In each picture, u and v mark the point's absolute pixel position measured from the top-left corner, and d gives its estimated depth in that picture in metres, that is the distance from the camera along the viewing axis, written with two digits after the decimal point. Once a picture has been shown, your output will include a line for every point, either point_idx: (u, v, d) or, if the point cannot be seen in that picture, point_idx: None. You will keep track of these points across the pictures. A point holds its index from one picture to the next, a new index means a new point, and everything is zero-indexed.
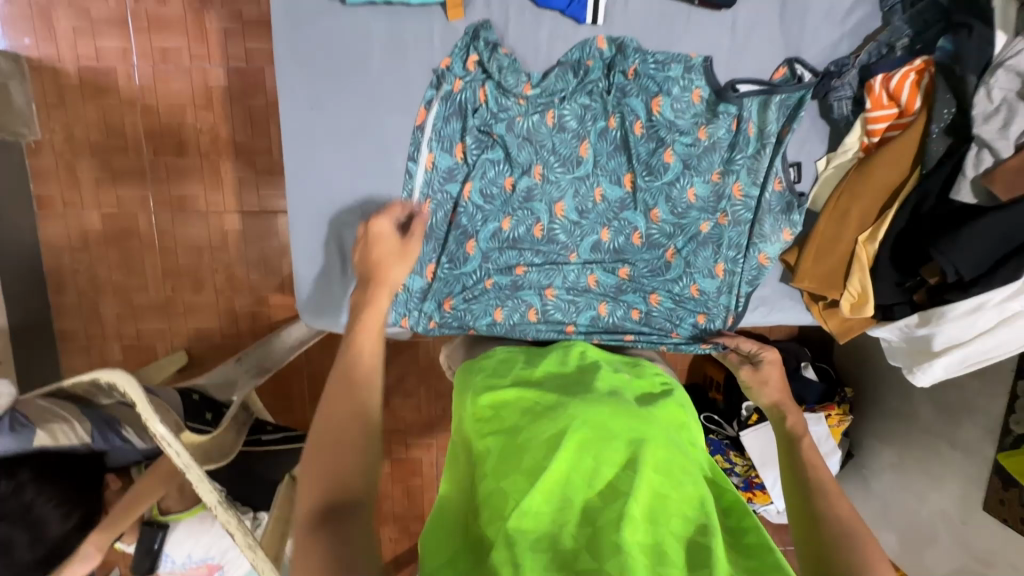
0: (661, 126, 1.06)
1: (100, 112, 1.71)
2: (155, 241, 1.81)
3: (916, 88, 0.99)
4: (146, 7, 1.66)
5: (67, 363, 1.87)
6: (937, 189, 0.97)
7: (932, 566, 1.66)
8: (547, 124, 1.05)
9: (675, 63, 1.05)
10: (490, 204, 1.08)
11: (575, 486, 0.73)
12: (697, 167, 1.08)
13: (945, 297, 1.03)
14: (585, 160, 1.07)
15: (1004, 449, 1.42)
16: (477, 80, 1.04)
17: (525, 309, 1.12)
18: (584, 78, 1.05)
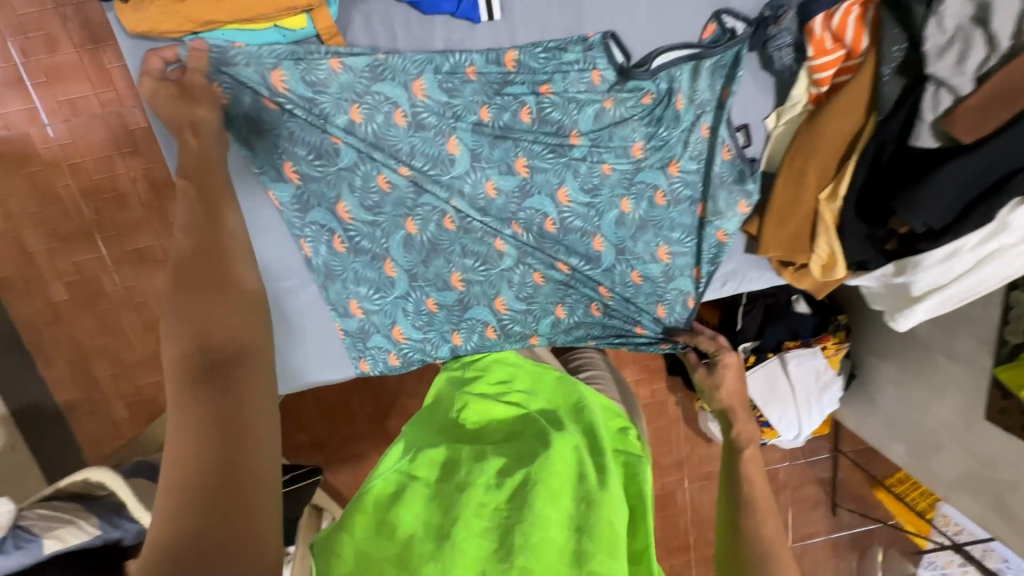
0: (549, 109, 0.96)
1: (29, 183, 1.40)
2: (128, 298, 1.51)
3: (862, 23, 0.88)
4: (38, 58, 1.33)
5: (82, 433, 1.56)
6: (896, 135, 0.88)
7: (940, 472, 1.68)
8: (422, 134, 0.94)
9: (570, 47, 0.94)
10: (381, 215, 0.98)
11: (546, 494, 0.67)
12: (614, 147, 1.00)
13: (918, 247, 0.96)
14: (465, 159, 0.96)
15: (1001, 361, 1.40)
16: (342, 98, 0.89)
17: (482, 328, 1.08)
18: (466, 82, 0.94)
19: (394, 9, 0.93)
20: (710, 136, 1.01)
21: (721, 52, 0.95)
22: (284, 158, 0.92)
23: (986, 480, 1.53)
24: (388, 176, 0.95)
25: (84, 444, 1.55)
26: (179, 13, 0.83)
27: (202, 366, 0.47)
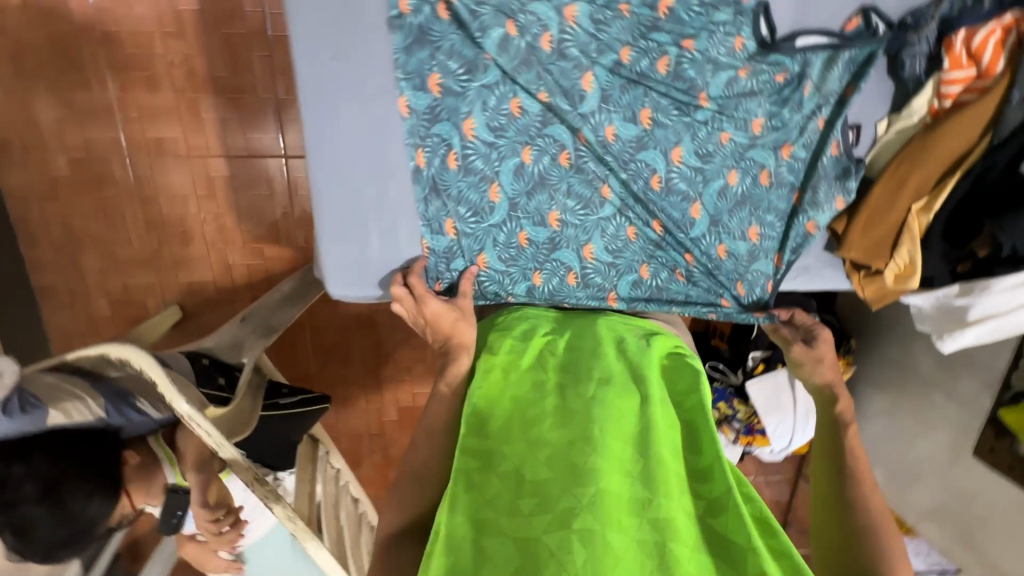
0: (689, 67, 0.96)
1: (50, 41, 1.69)
2: (134, 189, 1.87)
3: (1001, 46, 0.91)
4: None
5: (50, 318, 1.99)
6: (1006, 160, 0.93)
7: (914, 501, 1.79)
8: (563, 65, 0.93)
9: (723, 7, 0.93)
10: (502, 139, 0.97)
11: (563, 466, 0.77)
12: (737, 119, 1.01)
13: (993, 271, 1.02)
14: (597, 103, 0.96)
15: (1003, 404, 1.50)
16: (499, 11, 0.89)
17: (564, 272, 1.07)
18: (617, 22, 0.92)
19: None
20: (824, 129, 1.04)
21: (861, 46, 0.96)
22: (434, 70, 0.92)
23: (961, 512, 1.64)
24: (522, 102, 0.96)
25: (54, 328, 1.99)
26: None
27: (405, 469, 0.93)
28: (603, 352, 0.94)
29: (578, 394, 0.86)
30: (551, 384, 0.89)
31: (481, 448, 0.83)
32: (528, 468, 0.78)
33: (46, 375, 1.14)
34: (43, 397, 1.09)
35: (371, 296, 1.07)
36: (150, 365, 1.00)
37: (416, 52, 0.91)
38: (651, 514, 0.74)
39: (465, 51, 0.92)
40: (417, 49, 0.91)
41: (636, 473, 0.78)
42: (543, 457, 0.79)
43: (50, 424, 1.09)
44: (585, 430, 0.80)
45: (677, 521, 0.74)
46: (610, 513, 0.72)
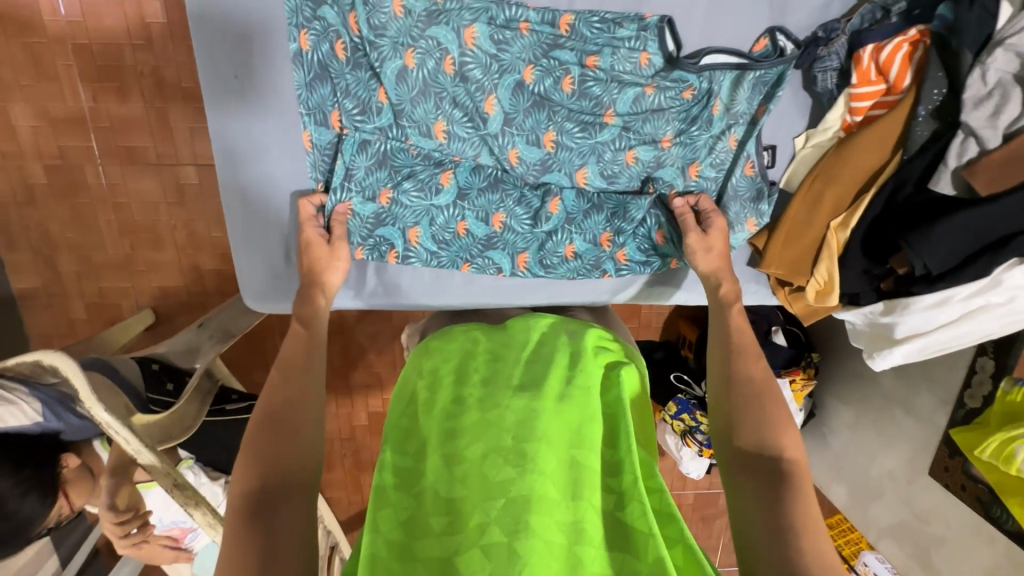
0: (590, 92, 0.96)
1: (28, 51, 1.73)
2: (106, 195, 1.91)
3: (908, 61, 0.89)
4: None
5: (29, 321, 2.02)
6: (916, 177, 0.91)
7: (875, 518, 1.74)
8: (466, 88, 0.94)
9: (626, 23, 0.93)
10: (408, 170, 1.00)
11: (474, 484, 0.79)
12: (646, 139, 1.01)
13: (911, 288, 0.99)
14: (504, 126, 0.97)
15: (956, 422, 1.44)
16: (398, 43, 0.90)
17: (495, 272, 1.09)
18: (518, 44, 0.93)
19: None
20: (734, 147, 1.03)
21: (767, 68, 0.96)
22: (334, 108, 0.94)
23: (918, 532, 1.59)
24: (415, 145, 0.98)
25: (33, 330, 2.02)
26: None
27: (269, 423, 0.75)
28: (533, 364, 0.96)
29: (511, 396, 0.89)
30: (474, 398, 0.91)
31: (404, 469, 0.86)
32: (444, 485, 0.81)
33: None
34: None
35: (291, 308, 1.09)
36: (75, 376, 1.03)
37: (315, 83, 0.92)
38: (567, 514, 0.77)
39: (362, 78, 0.92)
40: (314, 81, 0.92)
41: (562, 474, 0.81)
42: (460, 475, 0.81)
43: None
44: (515, 440, 0.82)
45: (593, 520, 0.77)
46: (531, 512, 0.74)
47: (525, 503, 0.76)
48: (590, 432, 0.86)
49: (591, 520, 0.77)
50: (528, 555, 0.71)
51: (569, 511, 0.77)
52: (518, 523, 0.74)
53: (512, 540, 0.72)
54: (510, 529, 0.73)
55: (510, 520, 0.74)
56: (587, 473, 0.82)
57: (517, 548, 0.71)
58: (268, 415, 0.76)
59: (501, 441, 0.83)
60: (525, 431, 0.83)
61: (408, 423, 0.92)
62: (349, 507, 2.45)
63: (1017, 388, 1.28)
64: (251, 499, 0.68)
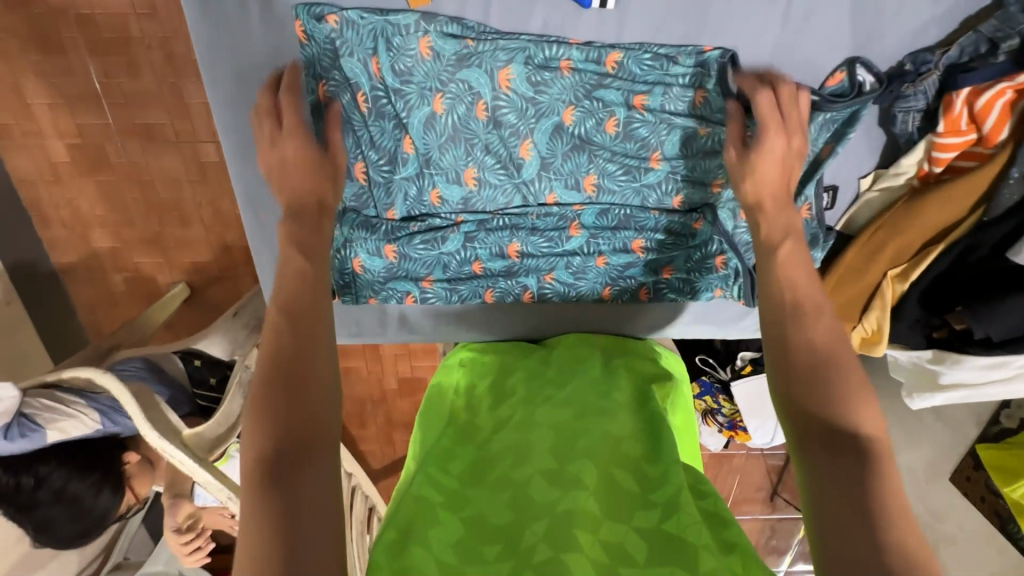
0: (632, 134, 0.88)
1: (29, 22, 1.51)
2: (129, 173, 1.74)
3: (1009, 112, 0.77)
4: None
5: (75, 293, 1.95)
6: (993, 241, 0.83)
7: None
8: (499, 133, 0.87)
9: (681, 58, 0.84)
10: (437, 217, 0.95)
11: (520, 504, 0.78)
12: (694, 182, 0.92)
13: (968, 345, 0.94)
14: (540, 169, 0.90)
15: (986, 438, 1.43)
16: (426, 88, 0.83)
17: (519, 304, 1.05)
18: (557, 82, 0.84)
19: None
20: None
21: (841, 109, 0.84)
22: (358, 159, 0.88)
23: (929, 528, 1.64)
24: (442, 192, 0.92)
25: (79, 301, 1.95)
26: None
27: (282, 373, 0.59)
28: (570, 384, 0.97)
29: (544, 416, 0.90)
30: (507, 421, 0.92)
31: (450, 489, 0.82)
32: (492, 510, 0.78)
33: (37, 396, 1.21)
34: (39, 420, 1.17)
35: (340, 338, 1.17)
36: (127, 406, 1.10)
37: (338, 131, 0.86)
38: (610, 534, 0.73)
39: (388, 127, 0.86)
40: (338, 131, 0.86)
41: (603, 489, 0.79)
42: (504, 497, 0.80)
43: (49, 442, 1.19)
44: (554, 456, 0.83)
45: (635, 539, 0.73)
46: (576, 526, 0.72)
47: (570, 521, 0.73)
48: (627, 451, 0.86)
49: (636, 536, 0.73)
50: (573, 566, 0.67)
51: (612, 531, 0.74)
52: (566, 538, 0.71)
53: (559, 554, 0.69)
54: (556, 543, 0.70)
55: (555, 537, 0.71)
56: (626, 493, 0.80)
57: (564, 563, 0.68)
58: (277, 377, 0.59)
59: (543, 464, 0.82)
60: (562, 453, 0.83)
61: (443, 444, 0.91)
62: (383, 460, 2.60)
63: None
64: (266, 463, 0.54)
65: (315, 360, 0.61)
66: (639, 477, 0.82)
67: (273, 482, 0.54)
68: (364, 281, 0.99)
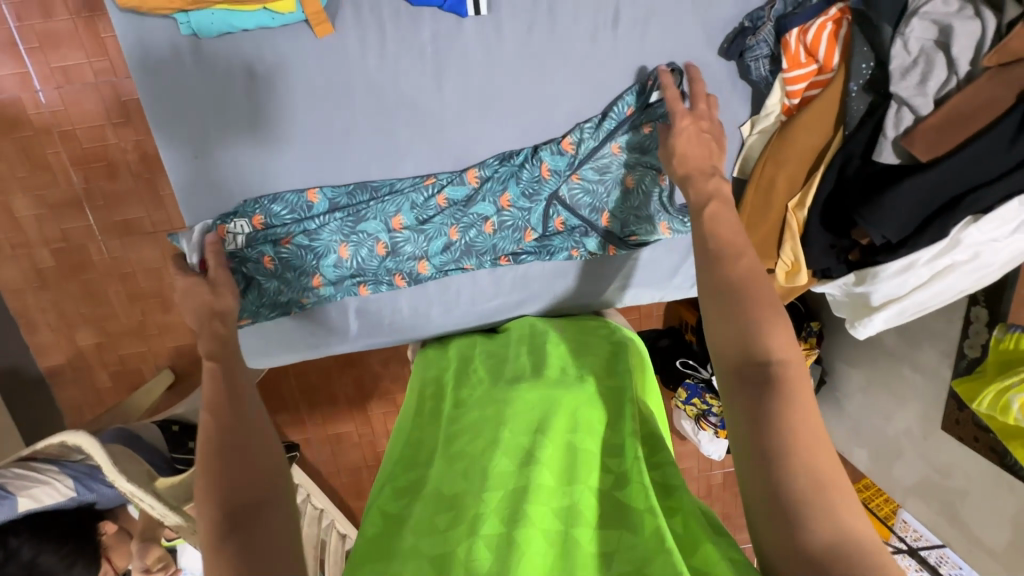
0: (544, 192, 1.02)
1: (19, 147, 1.53)
2: (112, 268, 1.68)
3: (834, 39, 0.90)
4: (32, 23, 1.43)
5: (61, 397, 1.80)
6: (860, 150, 0.92)
7: (900, 478, 1.69)
8: (362, 221, 0.99)
9: (610, 117, 0.99)
10: (360, 230, 1.00)
11: (473, 479, 0.70)
12: (525, 177, 1.01)
13: (877, 258, 1.00)
14: (470, 238, 1.04)
15: (959, 373, 1.43)
16: (418, 179, 1.01)
17: (414, 265, 1.04)
18: (536, 153, 1.01)
19: None
20: (621, 152, 1.01)
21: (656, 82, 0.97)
22: (310, 190, 1.00)
23: (941, 487, 1.56)
24: (402, 219, 1.01)
25: (67, 408, 1.80)
26: None
27: (224, 442, 0.65)
28: (524, 362, 0.92)
29: (505, 392, 0.82)
30: (462, 399, 0.86)
31: (409, 480, 0.76)
32: (446, 482, 0.71)
33: (13, 467, 1.23)
34: (11, 488, 1.18)
35: (295, 357, 1.12)
36: (96, 452, 1.11)
37: (288, 150, 0.98)
38: (585, 503, 0.69)
39: (341, 190, 1.00)
40: (287, 147, 0.98)
41: (557, 462, 0.73)
42: (463, 471, 0.72)
43: (21, 511, 1.18)
44: (518, 432, 0.76)
45: (590, 502, 0.70)
46: (528, 501, 0.66)
47: (523, 496, 0.67)
48: (589, 418, 0.79)
49: (590, 499, 0.70)
50: (524, 542, 0.62)
51: (563, 497, 0.69)
52: (516, 513, 0.65)
53: (511, 530, 0.64)
54: (506, 519, 0.65)
55: (507, 514, 0.66)
56: (585, 454, 0.74)
57: (515, 538, 0.63)
58: (221, 443, 0.64)
59: (496, 434, 0.76)
60: (517, 427, 0.76)
61: (405, 441, 0.83)
62: None
63: (1010, 335, 1.25)
64: (219, 523, 0.59)
65: (256, 422, 0.68)
66: (599, 441, 0.77)
67: (235, 525, 0.59)
68: (281, 291, 1.01)
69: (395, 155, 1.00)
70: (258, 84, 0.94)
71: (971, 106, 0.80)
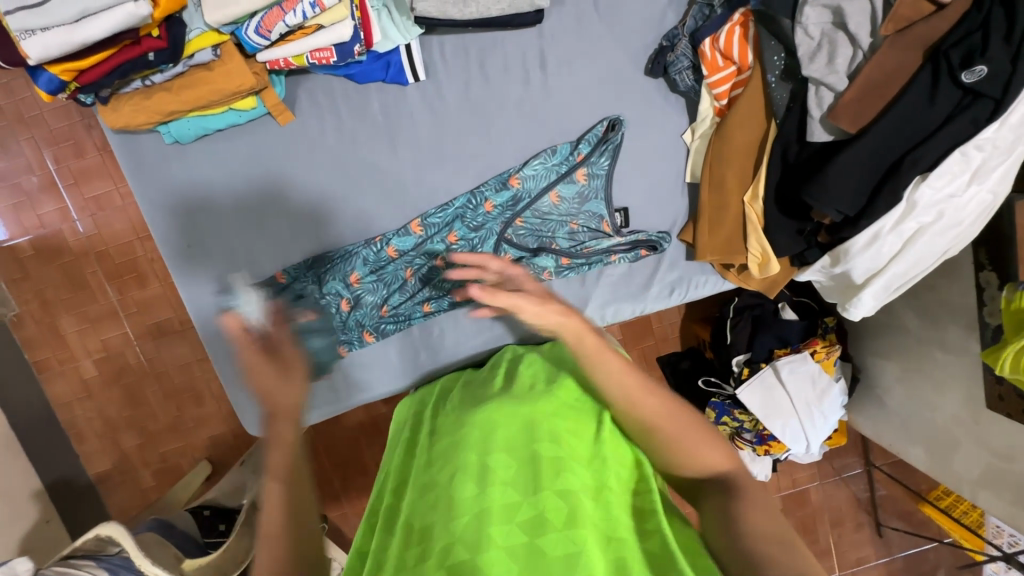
0: (486, 229, 1.07)
1: (62, 272, 1.60)
2: (148, 371, 1.67)
3: (745, 40, 0.96)
4: (69, 164, 1.56)
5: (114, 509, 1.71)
6: (795, 134, 0.94)
7: (962, 472, 1.42)
8: (324, 283, 1.07)
9: (543, 155, 1.07)
10: (327, 290, 1.06)
11: (440, 508, 0.67)
12: (466, 227, 1.08)
13: (843, 235, 0.96)
14: (428, 286, 1.10)
15: (987, 344, 1.28)
16: (366, 239, 1.08)
17: (377, 311, 1.09)
18: (476, 189, 1.08)
19: (333, 82, 1.05)
20: (560, 201, 1.08)
21: (591, 134, 1.08)
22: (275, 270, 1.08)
23: (1009, 475, 1.30)
24: (358, 275, 1.07)
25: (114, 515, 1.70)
26: (148, 108, 0.91)
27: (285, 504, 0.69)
28: (496, 386, 0.92)
29: (473, 413, 0.81)
30: (434, 430, 0.87)
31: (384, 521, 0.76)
32: (418, 513, 0.70)
33: (54, 567, 1.24)
34: None
35: (305, 421, 1.14)
36: (125, 536, 1.13)
37: (267, 223, 1.07)
38: (554, 512, 0.64)
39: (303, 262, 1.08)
40: (265, 222, 1.07)
41: (520, 477, 0.69)
42: (433, 498, 0.70)
43: None
44: (485, 451, 0.73)
45: (560, 506, 0.65)
46: (489, 522, 0.63)
47: (490, 514, 0.64)
48: (553, 428, 0.76)
49: (558, 502, 0.65)
50: (489, 564, 0.59)
51: (531, 507, 0.65)
52: (481, 534, 0.62)
53: (476, 554, 0.60)
54: (472, 543, 0.61)
55: (473, 536, 0.62)
56: (551, 465, 0.70)
57: (480, 563, 0.59)
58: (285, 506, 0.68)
59: (466, 459, 0.72)
60: (482, 448, 0.73)
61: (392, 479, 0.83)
62: None
63: (1020, 293, 1.14)
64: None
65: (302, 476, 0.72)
66: (569, 451, 0.73)
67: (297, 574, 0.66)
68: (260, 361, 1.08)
69: (365, 216, 1.08)
70: (237, 172, 1.05)
71: (882, 72, 0.84)
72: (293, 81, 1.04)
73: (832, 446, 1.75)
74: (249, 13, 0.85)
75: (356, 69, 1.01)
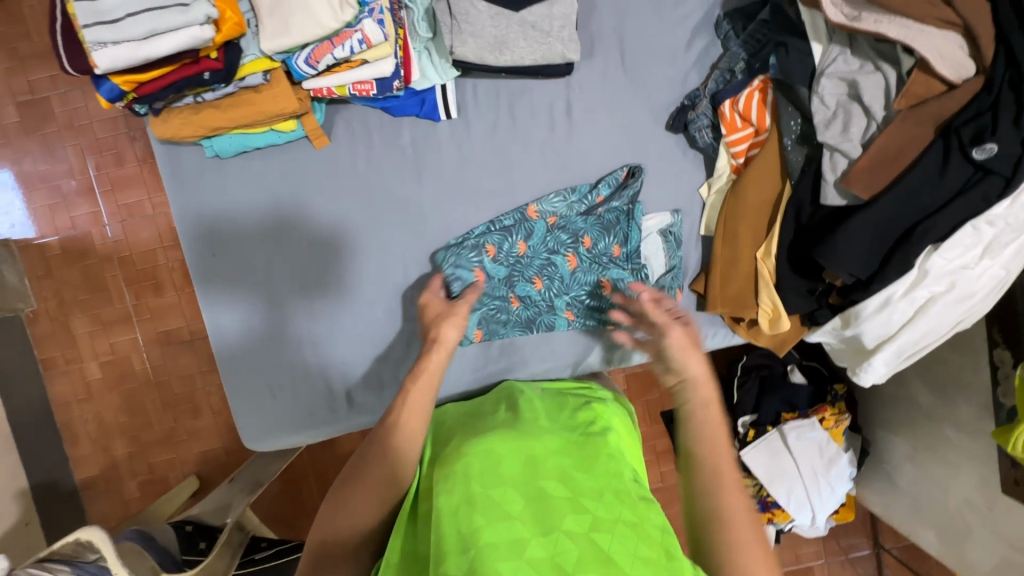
0: (531, 260, 1.11)
1: (83, 273, 1.64)
2: (151, 378, 1.68)
3: (764, 104, 1.01)
4: (109, 171, 1.63)
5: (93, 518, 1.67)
6: (809, 196, 0.97)
7: (976, 562, 1.35)
8: (462, 256, 1.08)
9: (565, 195, 1.12)
10: (483, 257, 1.08)
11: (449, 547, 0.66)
12: (554, 255, 1.11)
13: (854, 297, 0.97)
14: (542, 293, 1.11)
15: (1002, 425, 1.24)
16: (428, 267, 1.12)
17: (506, 299, 1.11)
18: (497, 220, 1.11)
19: (370, 113, 1.11)
20: (592, 246, 1.11)
21: (609, 181, 1.12)
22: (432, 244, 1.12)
23: None
24: (495, 249, 1.09)
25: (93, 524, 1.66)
26: (195, 122, 0.97)
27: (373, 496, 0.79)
28: (497, 419, 0.91)
29: (472, 445, 0.80)
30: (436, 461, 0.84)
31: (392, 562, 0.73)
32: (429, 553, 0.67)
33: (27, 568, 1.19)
34: None
35: (303, 438, 1.13)
36: (101, 542, 1.10)
37: (289, 240, 1.10)
38: (567, 556, 0.61)
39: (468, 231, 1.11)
40: (285, 239, 1.10)
41: (526, 511, 0.68)
42: (442, 535, 0.68)
43: None
44: (490, 486, 0.72)
45: (573, 548, 0.62)
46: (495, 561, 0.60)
47: (491, 550, 0.62)
48: (559, 465, 0.76)
49: (570, 544, 0.62)
50: None
51: (542, 548, 0.62)
52: None
53: None
54: None
55: None
56: (558, 501, 0.69)
57: None
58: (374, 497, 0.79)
59: (470, 490, 0.72)
60: (484, 482, 0.72)
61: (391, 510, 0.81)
62: None
63: None
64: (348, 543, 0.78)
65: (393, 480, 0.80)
66: (572, 485, 0.72)
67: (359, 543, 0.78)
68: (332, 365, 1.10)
69: (383, 241, 1.11)
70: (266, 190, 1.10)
71: (895, 145, 0.87)
72: (331, 107, 1.10)
73: (839, 521, 1.68)
74: (301, 44, 0.91)
75: (392, 103, 1.08)
